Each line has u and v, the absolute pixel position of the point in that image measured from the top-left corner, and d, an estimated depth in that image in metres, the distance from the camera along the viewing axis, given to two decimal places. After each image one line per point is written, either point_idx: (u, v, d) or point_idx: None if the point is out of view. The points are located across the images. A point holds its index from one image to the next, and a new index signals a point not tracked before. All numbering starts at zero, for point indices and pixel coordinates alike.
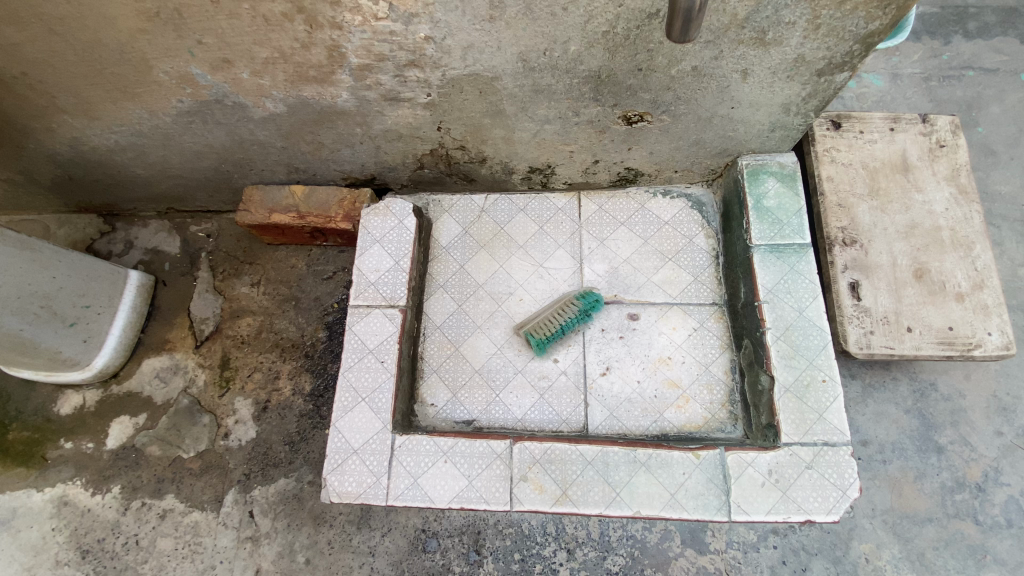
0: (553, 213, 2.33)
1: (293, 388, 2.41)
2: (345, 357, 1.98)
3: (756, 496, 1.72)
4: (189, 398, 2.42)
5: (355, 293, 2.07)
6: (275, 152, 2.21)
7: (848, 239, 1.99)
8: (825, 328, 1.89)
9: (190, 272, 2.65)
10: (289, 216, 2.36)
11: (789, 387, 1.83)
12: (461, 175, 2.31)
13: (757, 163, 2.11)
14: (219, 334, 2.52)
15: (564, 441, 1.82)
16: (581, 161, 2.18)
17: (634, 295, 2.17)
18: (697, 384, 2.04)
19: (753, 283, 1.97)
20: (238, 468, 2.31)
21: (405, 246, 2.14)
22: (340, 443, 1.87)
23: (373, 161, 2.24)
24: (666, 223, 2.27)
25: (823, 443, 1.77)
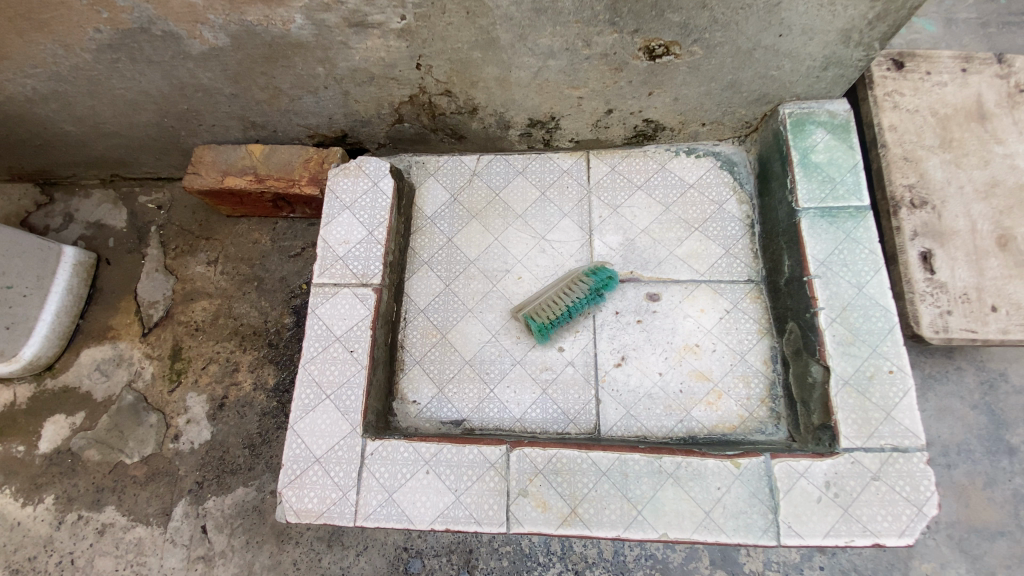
0: (557, 175, 1.98)
1: (254, 382, 2.07)
2: (306, 345, 1.64)
3: (810, 514, 1.39)
4: (134, 394, 2.08)
5: (320, 269, 1.72)
6: (224, 101, 1.85)
7: (917, 200, 1.64)
8: (891, 308, 1.54)
9: (138, 249, 2.29)
10: (246, 179, 2.00)
11: (848, 379, 1.48)
12: (448, 130, 1.95)
13: (802, 111, 1.75)
14: (170, 320, 2.17)
15: (572, 446, 1.48)
16: (592, 110, 1.82)
17: (654, 271, 1.83)
18: (731, 376, 1.70)
19: (800, 254, 1.62)
20: (189, 476, 1.98)
21: (380, 213, 1.79)
22: (299, 450, 1.54)
23: (341, 112, 1.88)
24: (691, 186, 1.92)
25: (892, 449, 1.43)
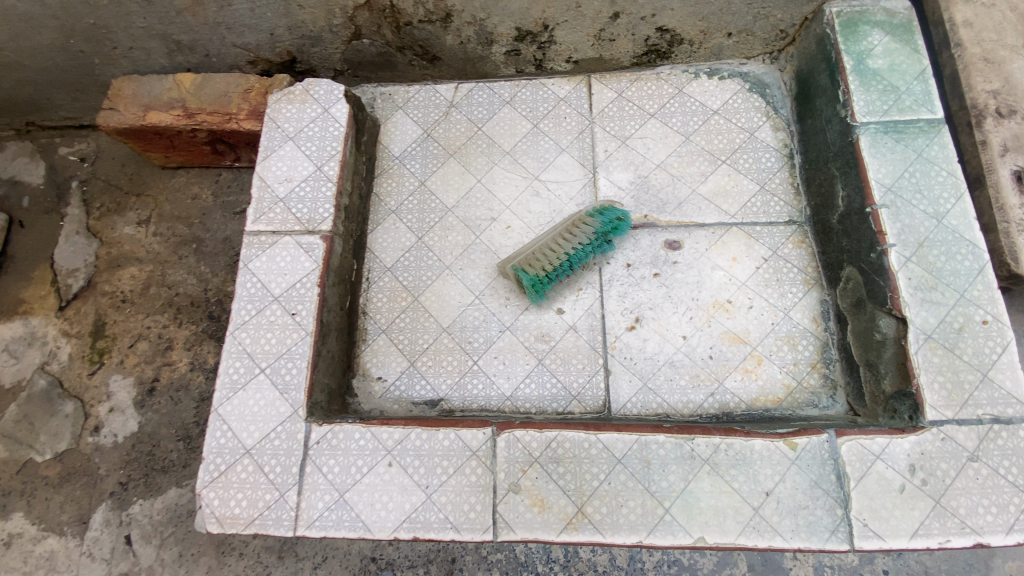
0: (552, 105, 1.63)
1: (191, 362, 1.72)
2: (236, 307, 1.29)
3: (889, 508, 1.06)
4: (47, 378, 1.73)
5: (255, 214, 1.37)
6: (139, 11, 1.50)
7: (1003, 108, 1.33)
8: (981, 243, 1.20)
9: (56, 209, 1.92)
10: (172, 114, 1.63)
11: (931, 334, 1.15)
12: (418, 49, 1.60)
13: (853, 10, 1.41)
14: (92, 291, 1.81)
15: (577, 426, 1.15)
16: (593, 13, 1.49)
17: (673, 214, 1.49)
18: (772, 338, 1.36)
19: (860, 180, 1.28)
20: (112, 476, 1.64)
21: (332, 144, 1.44)
22: (225, 440, 1.19)
23: (285, 24, 1.53)
24: (715, 112, 1.58)
25: (993, 421, 1.09)
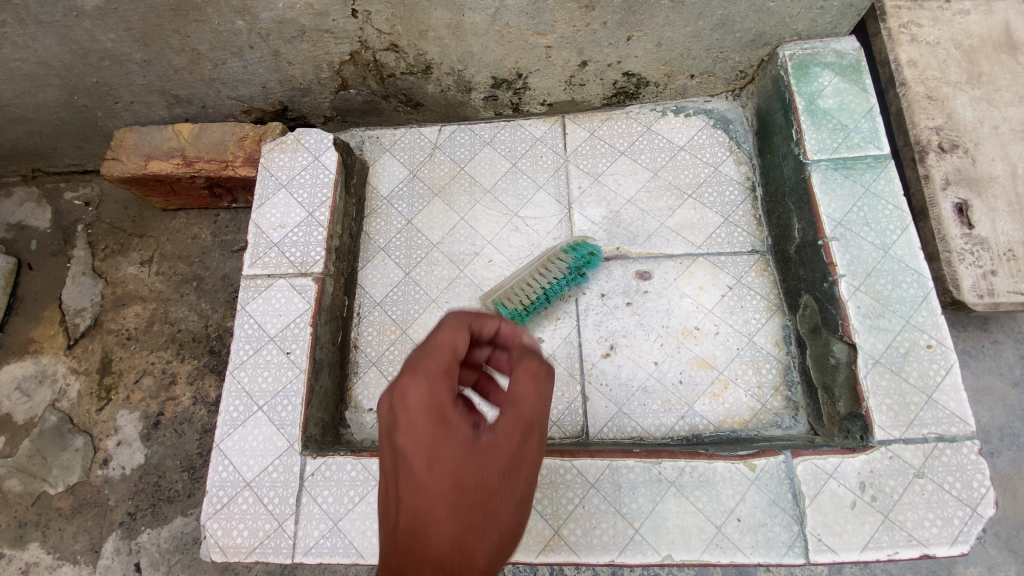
0: (529, 144, 1.74)
1: (193, 396, 1.81)
2: (235, 348, 1.38)
3: (842, 524, 1.14)
4: (58, 414, 1.81)
5: (251, 259, 1.47)
6: (139, 71, 1.61)
7: (946, 143, 1.43)
8: (925, 271, 1.30)
9: (63, 251, 2.02)
10: (172, 163, 1.73)
11: (878, 358, 1.24)
12: (402, 96, 1.71)
13: (805, 53, 1.51)
14: (98, 329, 1.91)
15: (553, 454, 1.23)
16: (563, 62, 1.59)
17: (643, 247, 1.59)
18: (738, 362, 1.45)
19: (812, 214, 1.38)
20: (120, 506, 1.72)
21: (321, 190, 1.54)
22: (226, 474, 1.28)
23: (276, 78, 1.64)
24: (681, 148, 1.68)
25: (937, 439, 1.18)
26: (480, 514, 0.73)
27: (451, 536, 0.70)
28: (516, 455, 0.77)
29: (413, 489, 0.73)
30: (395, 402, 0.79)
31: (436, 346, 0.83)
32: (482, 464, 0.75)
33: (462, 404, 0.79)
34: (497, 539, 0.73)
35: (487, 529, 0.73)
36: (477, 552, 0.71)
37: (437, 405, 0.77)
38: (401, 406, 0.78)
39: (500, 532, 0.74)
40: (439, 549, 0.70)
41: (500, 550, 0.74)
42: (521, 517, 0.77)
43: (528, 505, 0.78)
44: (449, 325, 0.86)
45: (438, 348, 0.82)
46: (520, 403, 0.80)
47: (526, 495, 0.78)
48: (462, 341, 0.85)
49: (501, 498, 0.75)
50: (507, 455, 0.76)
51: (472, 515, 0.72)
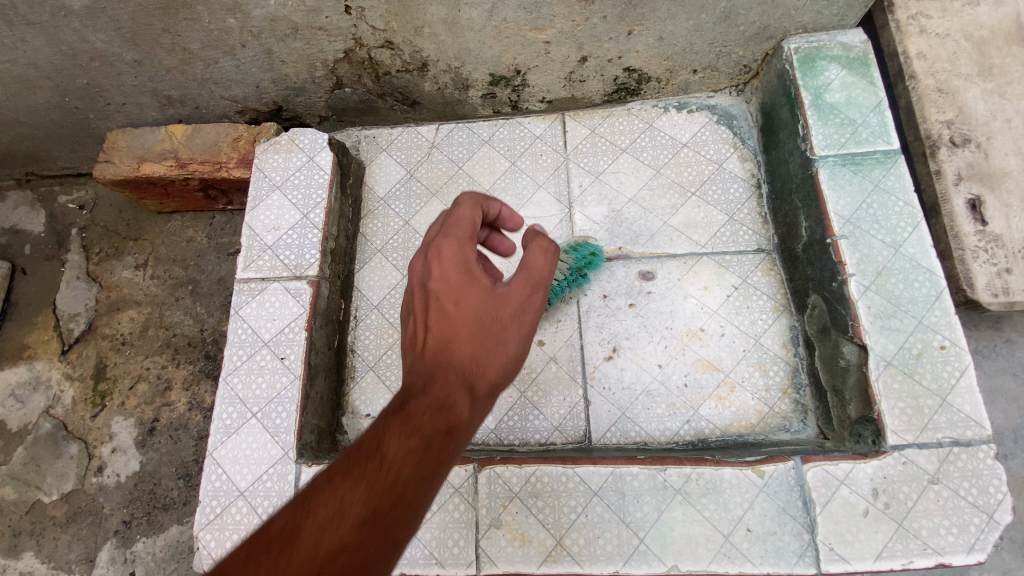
0: (528, 143, 1.70)
1: (189, 402, 1.78)
2: (228, 354, 1.35)
3: (854, 532, 1.11)
4: (52, 421, 1.79)
5: (244, 262, 1.44)
6: (130, 71, 1.58)
7: (957, 138, 1.39)
8: (937, 269, 1.25)
9: (57, 255, 2.00)
10: (165, 165, 1.70)
11: (890, 360, 1.20)
12: (398, 95, 1.67)
13: (811, 46, 1.47)
14: (93, 334, 1.88)
15: (555, 461, 1.20)
16: (562, 58, 1.55)
17: (646, 246, 1.55)
18: (744, 365, 1.41)
19: (819, 212, 1.34)
20: (115, 514, 1.70)
21: (316, 192, 1.50)
22: (219, 483, 1.25)
23: (269, 77, 1.61)
24: (684, 145, 1.64)
25: (953, 444, 1.14)
26: (490, 343, 0.86)
27: (471, 354, 0.85)
28: (523, 305, 0.90)
29: (438, 317, 0.87)
30: (427, 251, 0.92)
31: (458, 216, 0.94)
32: (498, 309, 0.88)
33: (480, 260, 0.93)
34: (502, 364, 0.86)
35: (495, 354, 0.86)
36: (485, 370, 0.85)
37: (462, 255, 0.90)
38: (432, 254, 0.91)
39: (505, 359, 0.87)
40: (457, 360, 0.84)
41: (504, 375, 0.87)
42: (522, 355, 0.90)
43: (529, 348, 0.91)
44: (472, 197, 0.98)
45: (459, 219, 0.94)
46: (531, 268, 0.92)
47: (528, 339, 0.91)
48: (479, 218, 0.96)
49: (508, 336, 0.88)
50: (516, 302, 0.90)
51: (484, 342, 0.86)
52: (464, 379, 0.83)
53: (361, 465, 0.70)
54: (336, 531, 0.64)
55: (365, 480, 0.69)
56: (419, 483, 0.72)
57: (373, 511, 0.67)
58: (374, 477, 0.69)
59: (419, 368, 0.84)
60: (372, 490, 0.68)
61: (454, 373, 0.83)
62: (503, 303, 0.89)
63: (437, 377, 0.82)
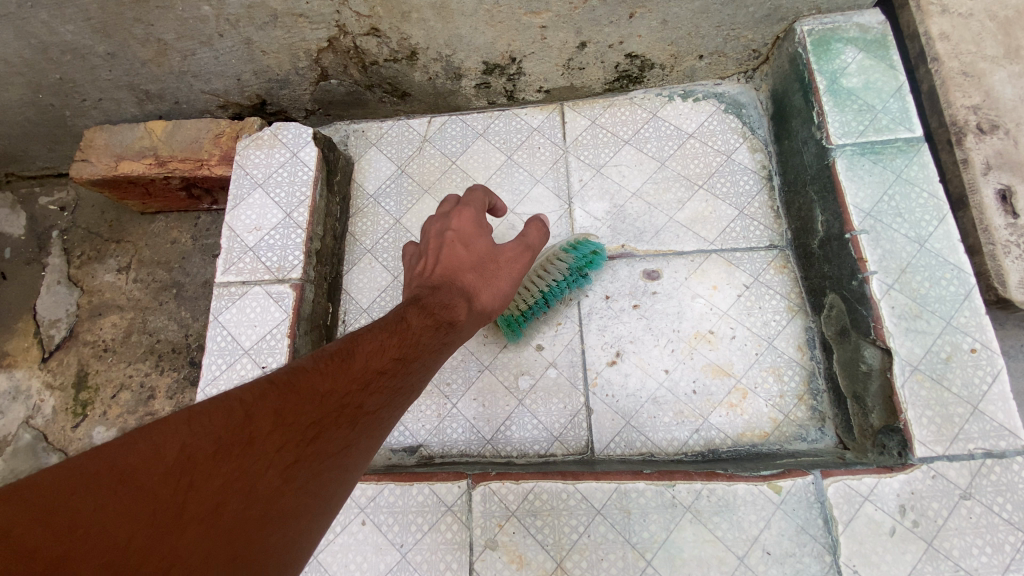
0: (525, 135, 1.61)
1: (173, 411, 1.70)
2: (207, 363, 1.28)
3: (880, 553, 1.02)
4: (32, 432, 1.72)
5: (224, 265, 1.36)
6: (104, 64, 1.50)
7: (985, 124, 1.29)
8: (966, 266, 1.16)
9: (37, 259, 1.92)
10: (144, 163, 1.62)
11: (916, 364, 1.11)
12: (387, 86, 1.59)
13: (825, 28, 1.38)
14: (74, 341, 1.81)
15: (554, 476, 1.12)
16: (560, 44, 1.46)
17: (651, 243, 1.46)
18: (757, 369, 1.32)
19: (837, 205, 1.24)
20: None
21: (300, 190, 1.42)
22: None
23: (250, 69, 1.52)
24: (690, 135, 1.55)
25: (986, 455, 1.05)
26: (489, 276, 1.04)
27: (473, 281, 1.01)
28: (520, 256, 1.10)
29: (449, 249, 1.05)
30: (446, 211, 1.15)
31: (472, 194, 1.17)
32: (496, 258, 1.07)
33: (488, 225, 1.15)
34: (495, 295, 1.03)
35: (492, 284, 1.04)
36: (482, 292, 1.01)
37: (476, 214, 1.12)
38: (450, 213, 1.13)
39: (497, 289, 1.04)
40: (462, 280, 1.01)
41: (493, 306, 1.04)
42: (510, 297, 1.08)
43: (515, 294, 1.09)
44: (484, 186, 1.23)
45: (473, 196, 1.17)
46: (527, 237, 1.14)
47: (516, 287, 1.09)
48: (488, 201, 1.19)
49: (503, 276, 1.06)
50: (513, 253, 1.09)
51: (483, 275, 1.04)
52: (467, 292, 0.99)
53: (390, 330, 0.83)
54: (374, 366, 0.76)
55: (397, 338, 0.82)
56: (427, 358, 0.86)
57: (399, 363, 0.80)
58: (403, 338, 0.83)
59: (427, 284, 1.00)
60: (400, 345, 0.82)
61: (458, 288, 0.99)
62: (506, 251, 1.09)
63: (445, 287, 0.98)
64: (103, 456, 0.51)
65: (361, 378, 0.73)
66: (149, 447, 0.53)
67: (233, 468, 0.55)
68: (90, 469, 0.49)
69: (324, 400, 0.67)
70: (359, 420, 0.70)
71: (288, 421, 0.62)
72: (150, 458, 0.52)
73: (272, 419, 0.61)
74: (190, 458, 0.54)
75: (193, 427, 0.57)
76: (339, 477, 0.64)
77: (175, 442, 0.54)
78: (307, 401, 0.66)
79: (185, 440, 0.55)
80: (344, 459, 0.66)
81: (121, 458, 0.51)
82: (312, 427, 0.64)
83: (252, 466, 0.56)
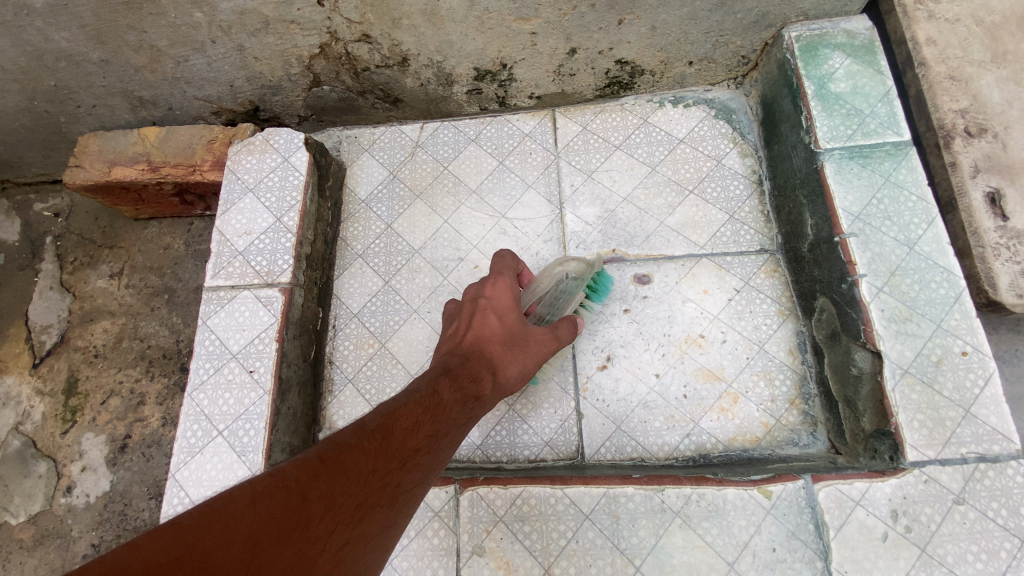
0: (517, 141, 1.62)
1: (163, 417, 1.69)
2: (194, 368, 1.27)
3: (872, 559, 1.00)
4: (21, 438, 1.72)
5: (214, 269, 1.36)
6: (98, 71, 1.51)
7: (973, 127, 1.29)
8: (956, 269, 1.15)
9: (30, 265, 1.93)
10: (137, 169, 1.62)
11: (907, 368, 1.10)
12: (379, 93, 1.59)
13: (813, 34, 1.39)
14: (65, 346, 1.80)
15: (543, 481, 1.11)
16: (550, 50, 1.47)
17: (641, 248, 1.46)
18: (748, 374, 1.32)
19: (826, 208, 1.25)
20: (83, 538, 1.60)
21: (291, 194, 1.42)
22: (180, 506, 1.16)
23: (243, 76, 1.53)
24: (680, 141, 1.55)
25: (978, 460, 1.03)
26: (517, 351, 1.05)
27: (505, 355, 1.02)
28: (548, 341, 1.11)
29: (482, 319, 1.05)
30: (481, 278, 1.16)
31: (504, 264, 1.19)
32: (528, 338, 1.07)
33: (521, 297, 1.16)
34: (520, 371, 1.04)
35: (519, 360, 1.04)
36: (508, 366, 1.02)
37: (510, 285, 1.13)
38: (486, 280, 1.14)
39: (523, 366, 1.05)
40: (491, 351, 1.01)
41: (516, 380, 1.04)
42: (530, 375, 1.09)
43: (535, 372, 1.10)
44: (513, 252, 1.25)
45: (506, 266, 1.18)
46: (560, 333, 1.15)
47: (538, 366, 1.10)
48: (517, 267, 1.22)
49: (530, 355, 1.07)
50: (543, 339, 1.10)
51: (513, 351, 1.04)
52: (493, 365, 0.99)
53: (426, 402, 0.83)
54: (411, 444, 0.75)
55: (431, 412, 0.82)
56: (456, 432, 0.85)
57: (433, 439, 0.79)
58: (436, 411, 0.83)
59: (457, 350, 1.00)
60: (435, 419, 0.81)
61: (487, 360, 0.99)
62: (537, 331, 1.10)
63: (474, 359, 0.98)
64: (182, 543, 0.51)
65: (399, 454, 0.72)
66: (222, 530, 0.54)
67: (294, 552, 0.55)
68: (171, 556, 0.50)
69: (368, 480, 0.67)
70: (397, 500, 0.70)
71: (338, 503, 0.62)
72: (222, 543, 0.53)
73: (324, 502, 0.61)
74: (256, 543, 0.54)
75: (258, 510, 0.57)
76: (375, 558, 0.64)
77: (242, 527, 0.55)
78: (353, 481, 0.65)
79: (252, 524, 0.55)
80: (382, 541, 0.66)
81: (197, 544, 0.52)
82: (358, 510, 0.64)
83: (309, 551, 0.56)
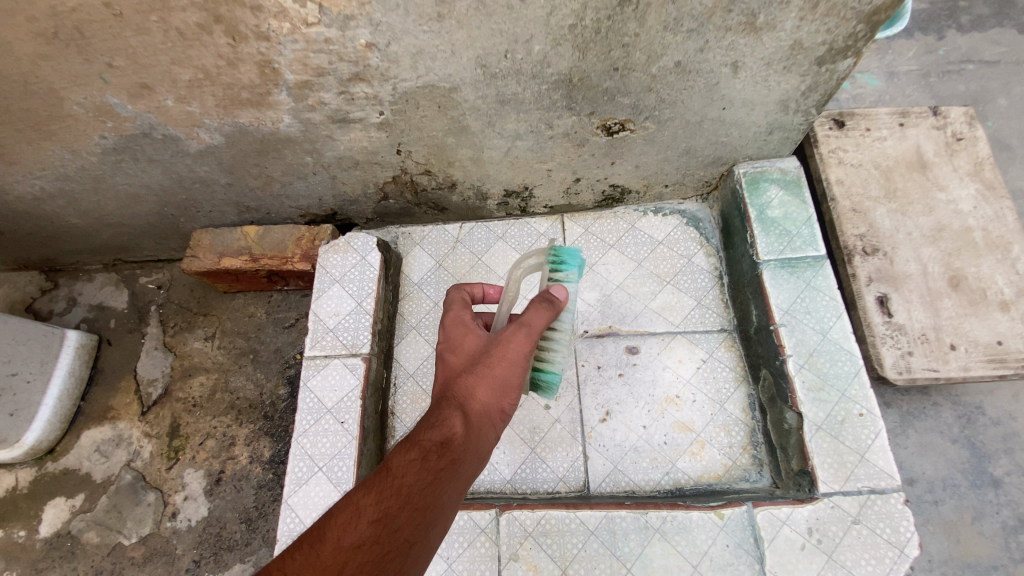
0: (535, 239, 2.09)
1: (250, 456, 2.11)
2: (299, 419, 1.70)
3: (795, 563, 1.41)
4: (132, 473, 2.12)
5: (311, 342, 1.81)
6: (221, 190, 1.99)
7: (869, 247, 1.77)
8: (856, 351, 1.61)
9: (138, 328, 2.37)
10: (242, 259, 2.09)
11: (820, 425, 1.54)
12: (431, 204, 2.09)
13: (755, 171, 1.88)
14: (168, 397, 2.23)
15: (560, 506, 1.53)
16: (561, 179, 1.97)
17: (631, 325, 1.92)
18: (712, 426, 1.75)
19: (765, 304, 1.71)
20: (186, 555, 1.99)
21: (368, 285, 1.89)
22: (293, 524, 1.58)
23: (330, 193, 2.03)
24: (660, 242, 2.04)
25: (870, 491, 1.46)
26: (483, 370, 1.22)
27: (467, 386, 1.21)
28: (514, 334, 1.24)
29: (445, 364, 1.30)
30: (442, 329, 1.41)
31: (451, 306, 1.43)
32: (482, 356, 1.24)
33: (473, 321, 1.37)
34: (491, 385, 1.20)
35: (485, 378, 1.21)
36: (479, 390, 1.20)
37: (460, 319, 1.37)
38: (444, 326, 1.39)
39: (494, 378, 1.21)
40: (457, 387, 1.21)
41: (497, 393, 1.21)
42: (513, 380, 1.23)
43: (518, 372, 1.24)
44: (457, 286, 1.52)
45: (453, 305, 1.43)
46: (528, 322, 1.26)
47: (516, 364, 1.23)
48: (464, 303, 1.44)
49: (498, 367, 1.22)
50: (505, 342, 1.24)
51: (476, 374, 1.21)
52: (461, 402, 1.18)
53: (375, 489, 1.02)
54: (353, 540, 0.94)
55: (376, 496, 1.01)
56: (422, 492, 1.02)
57: (376, 523, 0.96)
58: (382, 493, 1.01)
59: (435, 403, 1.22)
60: (382, 501, 1.00)
61: (454, 400, 1.18)
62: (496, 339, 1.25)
63: (441, 405, 1.18)
64: None
65: (340, 554, 0.93)
66: None
67: None
68: None
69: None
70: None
71: None
72: None
73: None
74: None
75: None
76: None
77: None
78: None
79: None
80: None
81: None
82: None
83: None
